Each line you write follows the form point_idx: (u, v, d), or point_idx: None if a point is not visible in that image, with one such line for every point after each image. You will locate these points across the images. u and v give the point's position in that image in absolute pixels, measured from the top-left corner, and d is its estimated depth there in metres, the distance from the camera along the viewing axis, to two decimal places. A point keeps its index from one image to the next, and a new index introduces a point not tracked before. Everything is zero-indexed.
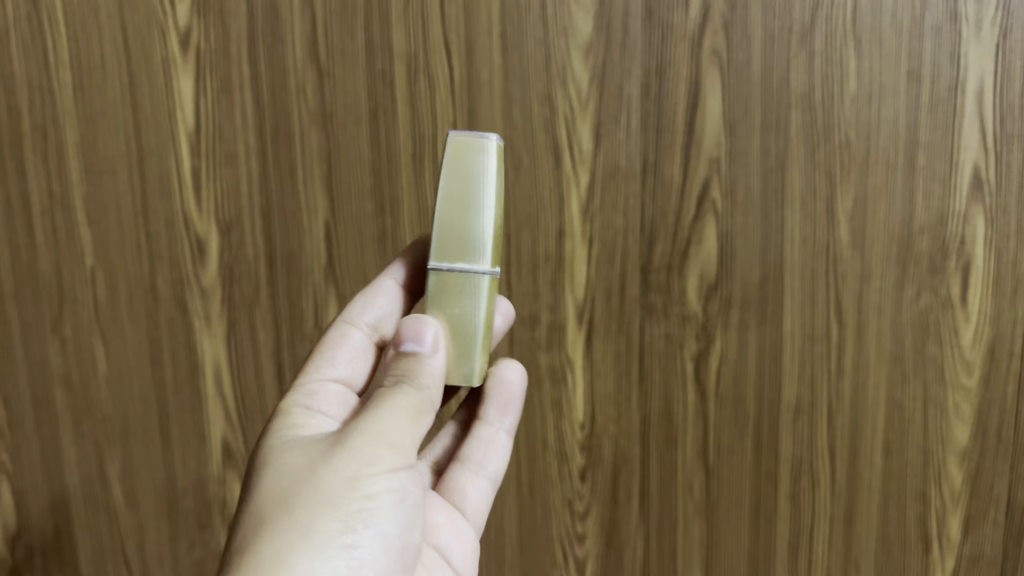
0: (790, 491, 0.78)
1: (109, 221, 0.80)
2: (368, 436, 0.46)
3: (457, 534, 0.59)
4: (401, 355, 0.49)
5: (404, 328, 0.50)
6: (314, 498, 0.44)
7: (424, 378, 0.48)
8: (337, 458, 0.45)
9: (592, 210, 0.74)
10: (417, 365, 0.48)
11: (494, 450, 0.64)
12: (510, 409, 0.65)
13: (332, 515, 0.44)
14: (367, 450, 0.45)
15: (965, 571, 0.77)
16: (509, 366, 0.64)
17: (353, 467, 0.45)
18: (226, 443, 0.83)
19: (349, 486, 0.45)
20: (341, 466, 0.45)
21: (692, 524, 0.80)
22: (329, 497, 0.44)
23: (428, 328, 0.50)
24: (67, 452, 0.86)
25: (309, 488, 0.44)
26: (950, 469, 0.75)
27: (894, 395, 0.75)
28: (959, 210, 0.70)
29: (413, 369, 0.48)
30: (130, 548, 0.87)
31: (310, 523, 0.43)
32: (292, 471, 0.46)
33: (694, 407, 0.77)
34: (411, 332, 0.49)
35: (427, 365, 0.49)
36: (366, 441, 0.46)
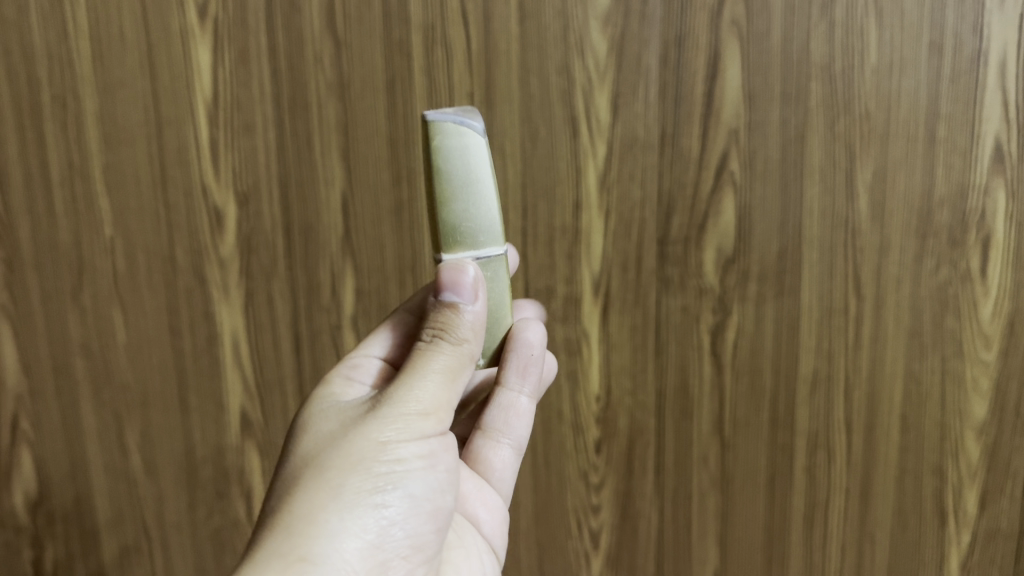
0: (805, 465, 0.78)
1: (128, 191, 0.80)
2: (400, 400, 0.47)
3: (485, 505, 0.60)
4: (439, 306, 0.48)
5: (444, 274, 0.48)
6: (346, 457, 0.45)
7: (461, 341, 0.48)
8: (369, 422, 0.46)
9: (609, 182, 0.73)
10: (458, 320, 0.48)
11: (516, 417, 0.61)
12: (532, 373, 0.59)
13: (363, 476, 0.45)
14: (399, 414, 0.46)
15: (981, 546, 0.77)
16: (528, 327, 0.56)
17: (384, 431, 0.46)
18: (244, 413, 0.84)
19: (380, 449, 0.46)
20: (372, 428, 0.46)
21: (708, 496, 0.80)
22: (359, 458, 0.45)
23: (468, 275, 0.48)
24: (87, 420, 0.87)
25: (340, 449, 0.46)
26: (967, 443, 0.75)
27: (912, 368, 0.74)
28: (980, 183, 0.70)
29: (450, 326, 0.48)
30: (150, 517, 0.88)
31: (340, 482, 0.44)
32: (325, 432, 0.47)
33: (710, 380, 0.77)
34: (450, 280, 0.48)
35: (466, 315, 0.48)
36: (398, 406, 0.46)
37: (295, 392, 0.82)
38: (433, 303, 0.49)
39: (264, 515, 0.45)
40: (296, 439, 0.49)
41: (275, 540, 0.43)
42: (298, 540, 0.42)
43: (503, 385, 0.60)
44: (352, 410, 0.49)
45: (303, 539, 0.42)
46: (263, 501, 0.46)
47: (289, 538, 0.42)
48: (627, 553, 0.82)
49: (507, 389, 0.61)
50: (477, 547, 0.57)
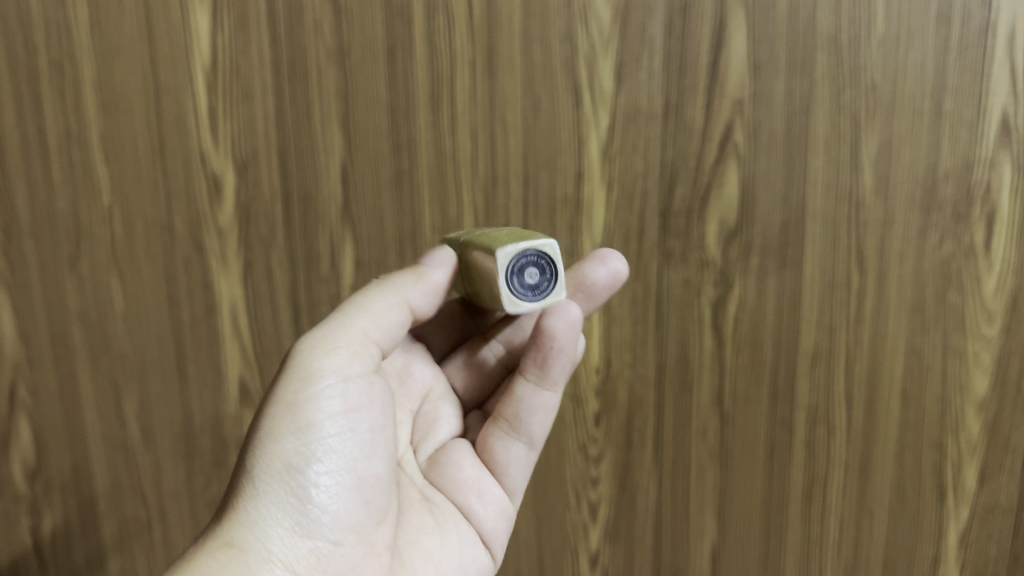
0: (805, 439, 0.77)
1: (126, 159, 0.79)
2: (302, 365, 0.50)
3: (481, 496, 0.59)
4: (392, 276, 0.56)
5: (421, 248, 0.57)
6: (256, 436, 0.49)
7: (395, 290, 0.53)
8: (281, 393, 0.49)
9: (612, 152, 0.73)
10: (408, 273, 0.55)
11: (533, 412, 0.59)
12: (555, 366, 0.58)
13: (275, 453, 0.48)
14: (305, 382, 0.49)
15: (979, 522, 0.77)
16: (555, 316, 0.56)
17: (291, 398, 0.49)
18: (243, 383, 0.83)
19: (287, 422, 0.48)
20: (278, 400, 0.49)
21: (707, 470, 0.80)
22: (267, 432, 0.48)
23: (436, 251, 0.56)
24: (85, 389, 0.87)
25: (254, 429, 0.49)
26: (968, 419, 0.75)
27: (914, 343, 0.74)
28: (985, 157, 0.69)
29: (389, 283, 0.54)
30: (148, 487, 0.88)
31: (252, 464, 0.48)
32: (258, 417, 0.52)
33: (710, 353, 0.76)
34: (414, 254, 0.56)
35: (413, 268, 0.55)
36: (300, 372, 0.49)
37: None
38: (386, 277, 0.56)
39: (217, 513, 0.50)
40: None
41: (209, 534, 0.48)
42: (223, 530, 0.47)
43: (524, 375, 0.59)
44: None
45: (224, 529, 0.47)
46: None
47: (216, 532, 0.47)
48: (624, 525, 0.82)
49: (527, 380, 0.59)
50: (461, 537, 0.57)
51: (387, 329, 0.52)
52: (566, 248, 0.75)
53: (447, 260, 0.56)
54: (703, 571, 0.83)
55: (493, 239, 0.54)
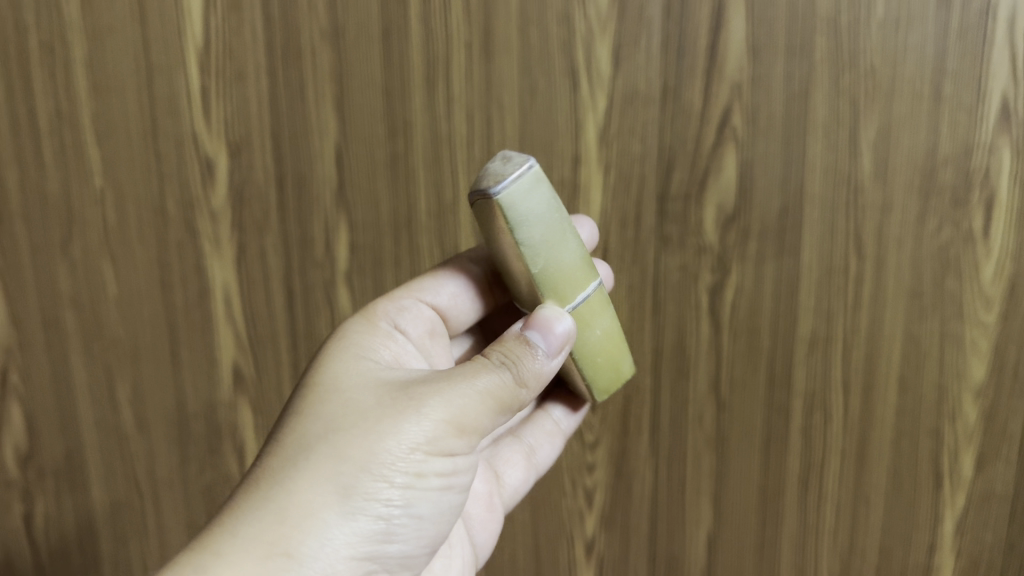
0: (802, 425, 0.77)
1: (118, 141, 0.79)
2: (435, 415, 0.46)
3: (487, 511, 0.60)
4: (522, 337, 0.49)
5: (541, 317, 0.50)
6: (364, 463, 0.45)
7: (525, 376, 0.48)
8: (406, 423, 0.46)
9: (609, 136, 0.72)
10: (534, 360, 0.49)
11: (550, 441, 0.64)
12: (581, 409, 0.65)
13: (378, 484, 0.45)
14: (436, 426, 0.46)
15: (976, 510, 0.77)
16: None
17: (419, 440, 0.46)
18: (236, 369, 0.83)
19: (405, 460, 0.45)
20: (403, 438, 0.45)
21: (703, 457, 0.79)
22: (379, 468, 0.45)
23: (558, 326, 0.50)
24: (77, 374, 0.86)
25: (361, 445, 0.45)
26: (965, 406, 0.74)
27: (911, 329, 0.73)
28: (984, 142, 0.68)
29: (519, 362, 0.48)
30: (141, 473, 0.88)
31: (352, 483, 0.44)
32: (343, 407, 0.47)
33: (707, 339, 0.76)
34: (540, 323, 0.50)
35: (537, 361, 0.49)
36: (426, 420, 0.46)
37: (287, 347, 0.81)
38: (516, 332, 0.50)
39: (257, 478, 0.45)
40: (315, 395, 0.48)
41: (267, 521, 0.43)
42: (296, 537, 0.43)
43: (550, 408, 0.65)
44: (387, 387, 0.48)
45: (299, 537, 0.43)
46: (273, 449, 0.46)
47: (285, 530, 0.43)
48: (620, 512, 0.82)
49: (552, 413, 0.65)
50: (464, 561, 0.58)
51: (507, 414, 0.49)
52: None
53: (566, 347, 0.50)
54: (699, 558, 0.82)
55: (597, 370, 0.55)
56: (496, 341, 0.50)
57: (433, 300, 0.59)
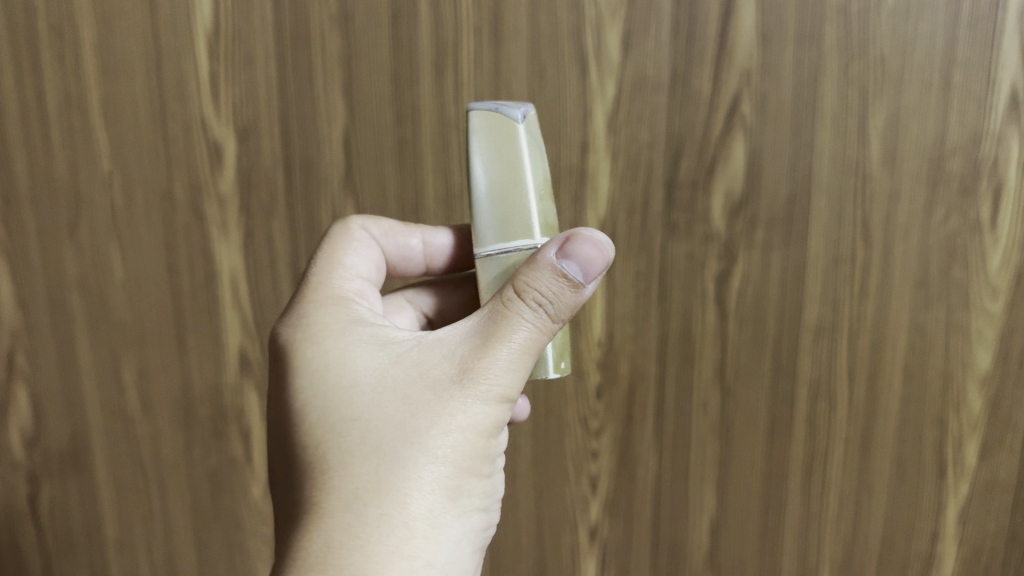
0: (806, 413, 0.77)
1: (126, 123, 0.79)
2: (500, 387, 0.44)
3: None
4: (560, 270, 0.45)
5: (578, 243, 0.45)
6: (451, 455, 0.43)
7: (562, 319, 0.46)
8: (485, 410, 0.44)
9: (618, 122, 0.72)
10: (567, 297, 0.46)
11: None
12: None
13: (475, 478, 0.44)
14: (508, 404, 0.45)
15: (978, 498, 0.77)
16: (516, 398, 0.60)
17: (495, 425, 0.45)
18: (243, 353, 0.83)
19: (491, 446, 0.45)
20: (479, 424, 0.44)
21: (707, 444, 0.80)
22: (474, 463, 0.44)
23: (596, 252, 0.45)
24: (83, 356, 0.86)
25: (454, 446, 0.43)
26: (969, 395, 0.75)
27: (917, 319, 0.74)
28: (993, 131, 0.68)
29: (560, 302, 0.45)
30: (146, 455, 0.88)
31: (454, 485, 0.43)
32: (396, 402, 0.43)
33: (713, 327, 0.76)
34: (583, 257, 0.45)
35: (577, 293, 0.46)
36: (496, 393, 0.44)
37: None
38: (551, 262, 0.45)
39: (349, 500, 0.42)
40: (351, 393, 0.44)
41: (388, 540, 0.41)
42: (422, 546, 0.42)
43: None
44: (431, 365, 0.45)
45: (423, 545, 0.42)
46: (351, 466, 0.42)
47: (408, 544, 0.41)
48: (624, 498, 0.82)
49: None
50: None
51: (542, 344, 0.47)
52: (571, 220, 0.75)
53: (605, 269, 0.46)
54: (702, 544, 0.83)
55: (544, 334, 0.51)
56: (527, 273, 0.45)
57: (368, 274, 0.55)
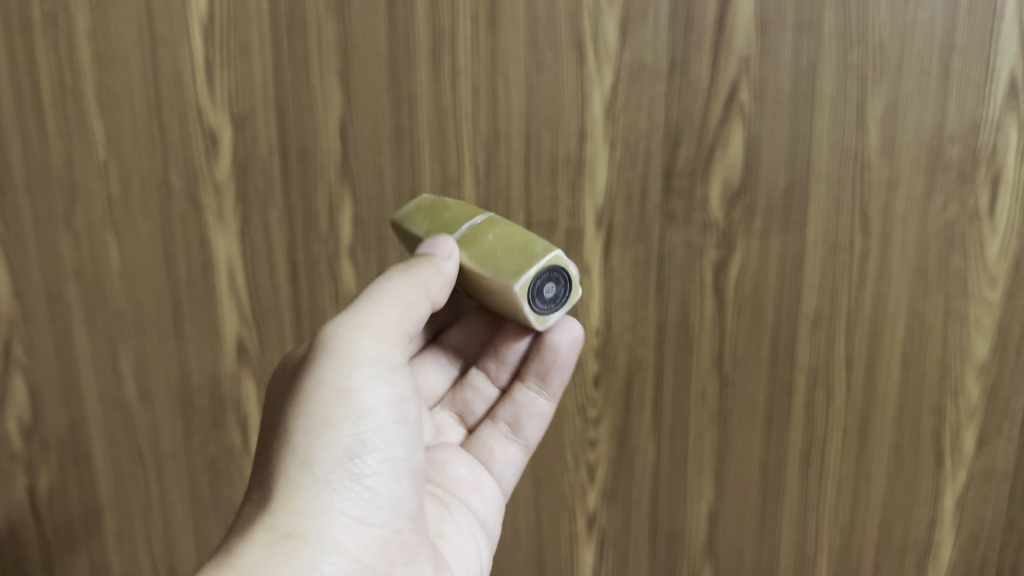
0: (804, 401, 0.77)
1: (122, 112, 0.78)
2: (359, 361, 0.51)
3: (479, 493, 0.64)
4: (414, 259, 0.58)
5: (420, 240, 0.59)
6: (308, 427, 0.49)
7: (414, 288, 0.55)
8: (329, 379, 0.50)
9: (616, 111, 0.72)
10: (424, 265, 0.56)
11: (528, 416, 0.67)
12: (554, 377, 0.66)
13: (334, 443, 0.49)
14: (358, 368, 0.51)
15: (976, 486, 0.77)
16: (564, 327, 0.64)
17: (344, 387, 0.50)
18: (240, 342, 0.83)
19: (344, 409, 0.50)
20: (326, 393, 0.50)
21: (706, 431, 0.80)
22: (325, 428, 0.49)
23: (444, 242, 0.59)
24: (80, 346, 0.86)
25: (305, 419, 0.49)
26: (967, 383, 0.75)
27: (915, 307, 0.73)
28: (992, 119, 0.68)
29: (415, 276, 0.55)
30: (144, 445, 0.88)
31: (308, 452, 0.49)
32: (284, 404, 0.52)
33: (711, 316, 0.76)
34: (427, 241, 0.58)
35: (433, 264, 0.57)
36: (346, 358, 0.51)
37: (291, 320, 0.81)
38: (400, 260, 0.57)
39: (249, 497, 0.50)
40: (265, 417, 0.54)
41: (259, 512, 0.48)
42: (281, 519, 0.47)
43: (523, 383, 0.67)
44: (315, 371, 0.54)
45: (286, 511, 0.47)
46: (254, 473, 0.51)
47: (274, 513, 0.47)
48: (622, 487, 0.83)
49: (526, 388, 0.67)
50: (468, 532, 0.62)
51: (416, 317, 0.55)
52: (568, 209, 0.75)
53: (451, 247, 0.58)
54: (700, 532, 0.83)
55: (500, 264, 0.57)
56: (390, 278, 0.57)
57: None
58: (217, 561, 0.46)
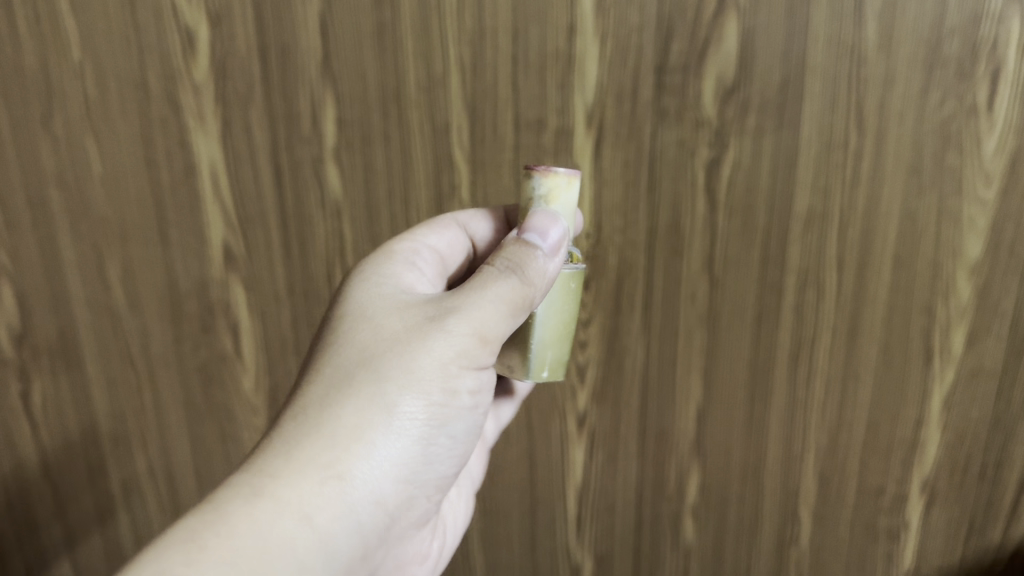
0: (794, 302, 0.77)
1: (93, 10, 0.76)
2: (448, 338, 0.49)
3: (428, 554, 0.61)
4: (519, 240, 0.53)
5: (534, 223, 0.54)
6: (395, 385, 0.48)
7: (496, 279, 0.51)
8: (439, 343, 0.49)
9: (606, 4, 0.69)
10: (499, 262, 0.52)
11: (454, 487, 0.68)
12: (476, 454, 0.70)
13: (416, 409, 0.48)
14: (463, 345, 0.50)
15: (964, 385, 0.77)
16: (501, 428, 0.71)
17: (447, 360, 0.49)
18: (226, 247, 0.82)
19: (440, 382, 0.49)
20: (440, 360, 0.49)
21: (695, 332, 0.80)
22: (417, 391, 0.48)
23: (556, 230, 0.54)
24: (66, 253, 0.85)
25: (404, 373, 0.48)
26: (959, 283, 0.74)
27: (908, 206, 0.72)
28: (993, 11, 0.65)
29: (524, 265, 0.52)
30: (136, 351, 0.88)
31: (394, 412, 0.48)
32: (369, 336, 0.50)
33: (702, 217, 0.75)
34: (537, 228, 0.54)
35: (539, 260, 0.53)
36: (452, 336, 0.49)
37: (277, 225, 0.80)
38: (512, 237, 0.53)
39: (293, 418, 0.47)
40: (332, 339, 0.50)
41: (306, 443, 0.46)
42: (344, 460, 0.46)
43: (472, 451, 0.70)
44: (413, 314, 0.51)
45: (349, 460, 0.46)
46: (315, 389, 0.48)
47: (331, 453, 0.45)
48: (612, 387, 0.84)
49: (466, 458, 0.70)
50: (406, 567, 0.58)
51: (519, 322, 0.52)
52: (557, 108, 0.73)
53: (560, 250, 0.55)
54: (689, 432, 0.84)
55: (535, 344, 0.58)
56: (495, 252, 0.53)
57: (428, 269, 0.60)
58: (256, 484, 0.44)
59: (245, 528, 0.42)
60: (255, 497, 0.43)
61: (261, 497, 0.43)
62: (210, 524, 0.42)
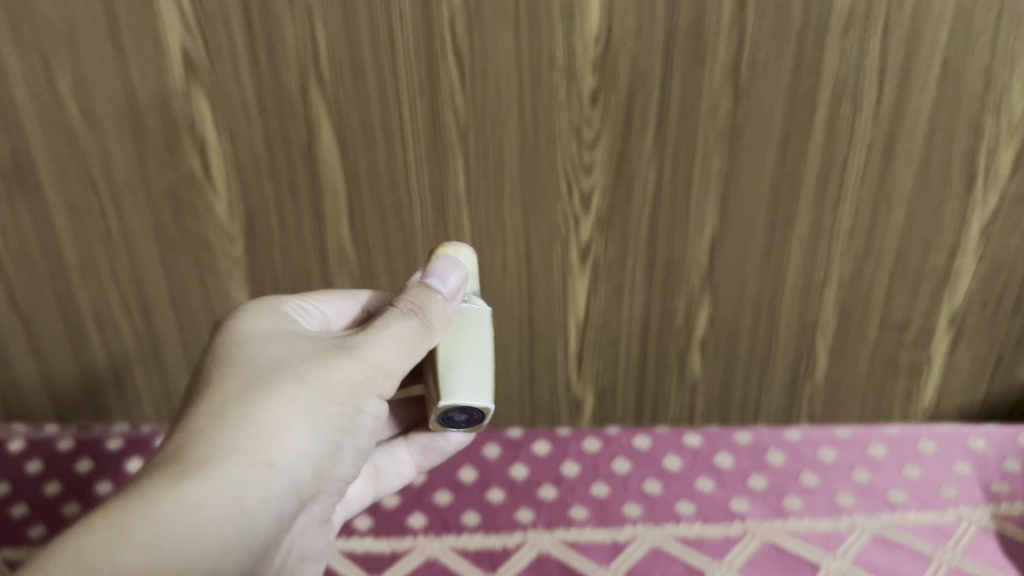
0: (827, 115, 0.68)
1: None
2: (358, 363, 0.49)
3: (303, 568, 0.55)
4: (419, 284, 0.52)
5: (435, 265, 0.53)
6: (314, 391, 0.47)
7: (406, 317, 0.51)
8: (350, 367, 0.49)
9: None
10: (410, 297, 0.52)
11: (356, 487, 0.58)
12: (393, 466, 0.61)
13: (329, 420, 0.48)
14: (372, 369, 0.49)
15: (1006, 208, 0.72)
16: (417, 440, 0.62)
17: (359, 380, 0.49)
18: (185, 54, 0.70)
19: (351, 396, 0.48)
20: (351, 380, 0.48)
21: (714, 153, 0.71)
22: (332, 400, 0.48)
23: (455, 273, 0.53)
24: (8, 59, 0.71)
25: (320, 381, 0.47)
26: (1014, 96, 0.67)
27: (965, 3, 0.63)
28: None
29: (427, 308, 0.51)
30: (97, 173, 0.77)
31: (309, 414, 0.47)
32: (278, 351, 0.48)
33: (729, 17, 0.65)
34: (439, 270, 0.53)
35: (441, 305, 0.52)
36: (365, 362, 0.49)
37: (241, 28, 0.68)
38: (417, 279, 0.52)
39: (205, 412, 0.45)
40: (235, 347, 0.48)
41: (222, 438, 0.44)
42: (265, 450, 0.45)
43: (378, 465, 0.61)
44: (320, 342, 0.50)
45: (268, 455, 0.45)
46: (231, 379, 0.46)
47: (252, 443, 0.44)
48: (619, 215, 0.75)
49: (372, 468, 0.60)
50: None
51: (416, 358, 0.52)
52: None
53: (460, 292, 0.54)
54: (702, 262, 0.77)
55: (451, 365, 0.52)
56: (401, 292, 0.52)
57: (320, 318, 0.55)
58: (178, 470, 0.42)
59: (170, 513, 0.41)
60: (178, 484, 0.42)
61: (185, 483, 0.42)
62: (134, 512, 0.40)
